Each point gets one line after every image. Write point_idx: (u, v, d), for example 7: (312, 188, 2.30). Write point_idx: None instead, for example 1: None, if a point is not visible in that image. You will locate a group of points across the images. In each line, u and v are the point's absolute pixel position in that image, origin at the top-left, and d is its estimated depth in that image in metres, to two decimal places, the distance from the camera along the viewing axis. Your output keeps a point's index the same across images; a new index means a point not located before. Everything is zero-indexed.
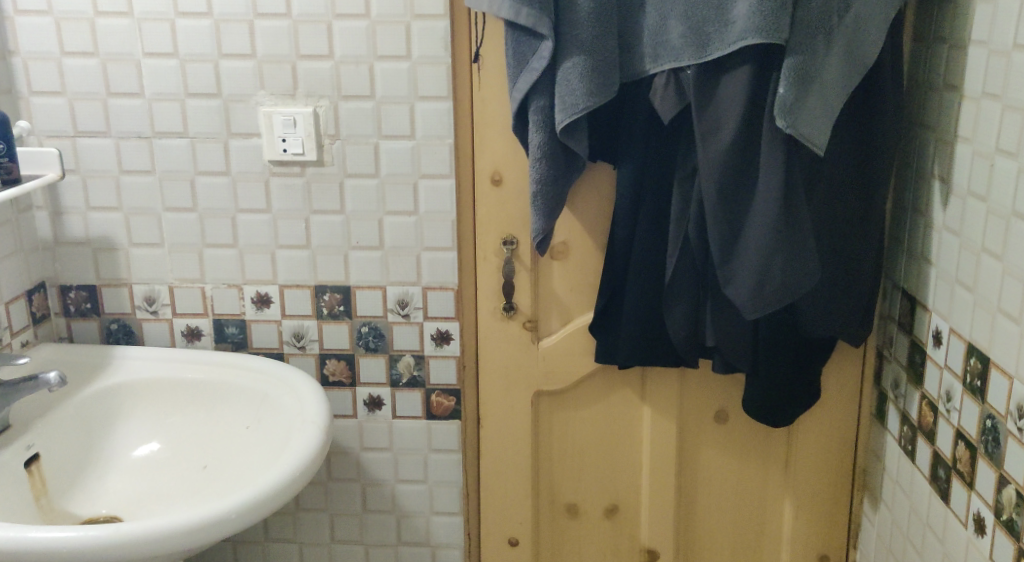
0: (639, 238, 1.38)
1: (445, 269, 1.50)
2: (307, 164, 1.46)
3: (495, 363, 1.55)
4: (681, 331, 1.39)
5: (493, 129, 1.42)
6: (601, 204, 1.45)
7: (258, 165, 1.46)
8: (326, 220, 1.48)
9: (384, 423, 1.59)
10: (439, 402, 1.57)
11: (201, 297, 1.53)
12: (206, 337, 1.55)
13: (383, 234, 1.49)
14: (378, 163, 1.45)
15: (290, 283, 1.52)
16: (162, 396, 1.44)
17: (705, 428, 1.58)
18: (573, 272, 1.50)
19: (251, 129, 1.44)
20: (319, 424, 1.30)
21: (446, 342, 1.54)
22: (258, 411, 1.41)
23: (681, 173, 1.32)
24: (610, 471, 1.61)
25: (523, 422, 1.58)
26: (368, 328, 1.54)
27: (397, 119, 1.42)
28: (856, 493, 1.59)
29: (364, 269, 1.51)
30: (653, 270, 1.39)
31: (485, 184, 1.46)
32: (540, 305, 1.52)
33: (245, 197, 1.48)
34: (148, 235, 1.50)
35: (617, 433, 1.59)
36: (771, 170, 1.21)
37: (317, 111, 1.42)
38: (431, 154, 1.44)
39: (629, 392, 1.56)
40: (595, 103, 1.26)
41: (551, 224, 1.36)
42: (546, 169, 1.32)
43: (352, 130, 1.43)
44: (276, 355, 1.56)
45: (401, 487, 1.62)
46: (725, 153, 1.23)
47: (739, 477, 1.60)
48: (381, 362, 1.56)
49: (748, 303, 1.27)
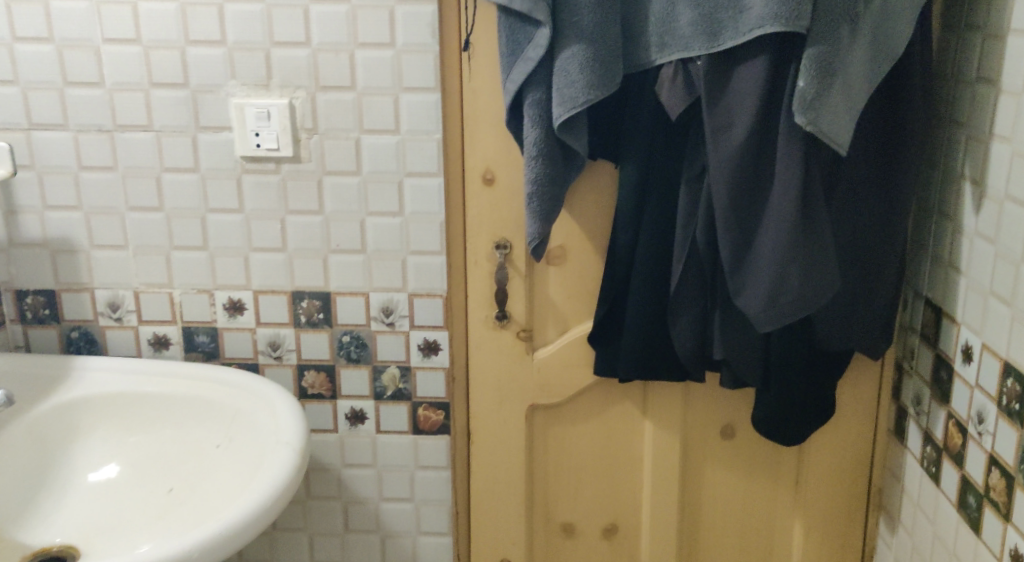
0: (642, 244, 1.27)
1: (432, 275, 1.39)
2: (282, 160, 1.34)
3: (486, 375, 1.45)
4: (686, 344, 1.28)
5: (486, 124, 1.32)
6: (601, 205, 1.35)
7: (229, 161, 1.34)
8: (304, 220, 1.37)
9: (368, 438, 1.48)
10: (426, 416, 1.46)
11: (170, 304, 1.42)
12: (175, 346, 1.44)
13: (366, 237, 1.38)
14: (360, 160, 1.34)
15: (265, 288, 1.41)
16: (123, 412, 1.33)
17: (711, 443, 1.48)
18: (571, 278, 1.39)
19: (221, 122, 1.32)
20: (295, 445, 1.18)
21: (434, 352, 1.43)
22: (229, 428, 1.29)
23: (689, 173, 1.21)
24: (609, 489, 1.51)
25: (516, 437, 1.48)
26: (350, 337, 1.43)
27: (380, 112, 1.31)
28: (871, 512, 1.49)
29: (345, 274, 1.40)
30: (658, 278, 1.28)
31: (476, 182, 1.35)
32: (534, 313, 1.42)
33: (216, 196, 1.36)
34: (111, 236, 1.39)
35: (617, 449, 1.48)
36: (788, 170, 1.10)
37: (293, 103, 1.31)
38: (417, 150, 1.32)
39: (630, 406, 1.46)
40: (596, 96, 1.15)
41: (548, 228, 1.25)
42: (542, 167, 1.21)
43: (332, 124, 1.32)
44: (250, 365, 1.45)
45: (386, 506, 1.51)
46: (738, 151, 1.12)
47: (747, 495, 1.50)
48: (364, 374, 1.45)
49: (761, 314, 1.16)
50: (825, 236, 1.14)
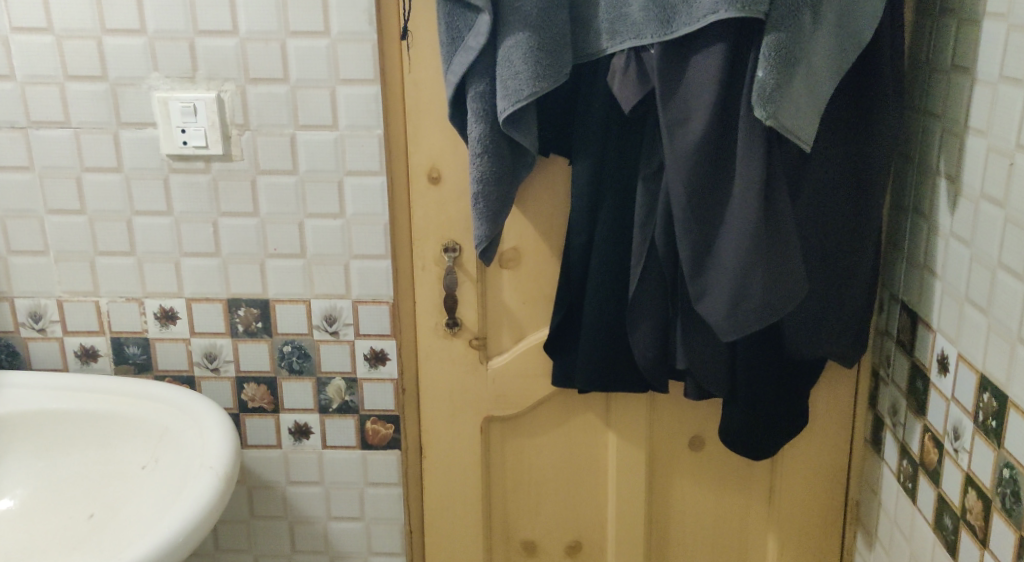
0: (598, 247, 1.17)
1: (377, 280, 1.29)
2: (212, 159, 1.24)
3: (438, 386, 1.36)
4: (646, 353, 1.19)
5: (430, 119, 1.22)
6: (556, 203, 1.25)
7: (154, 160, 1.25)
8: (238, 223, 1.28)
9: (314, 454, 1.39)
10: (375, 430, 1.37)
11: (96, 313, 1.32)
12: (104, 358, 1.35)
13: (305, 240, 1.28)
14: (296, 158, 1.24)
15: (199, 296, 1.32)
16: (42, 431, 1.23)
17: (678, 457, 1.38)
18: (526, 282, 1.30)
19: (144, 118, 1.22)
20: (219, 469, 1.08)
21: (381, 362, 1.34)
22: (156, 448, 1.20)
23: (645, 170, 1.12)
24: (571, 504, 1.42)
25: (470, 451, 1.39)
26: (291, 347, 1.34)
27: (316, 106, 1.21)
28: (848, 527, 1.38)
29: (284, 280, 1.30)
30: (615, 282, 1.19)
31: (422, 181, 1.25)
32: (488, 320, 1.32)
33: (142, 198, 1.26)
34: (30, 241, 1.29)
35: (578, 462, 1.40)
36: (748, 167, 1.01)
37: (222, 96, 1.21)
38: (357, 147, 1.23)
39: (591, 417, 1.37)
40: (542, 88, 1.06)
41: (496, 230, 1.16)
42: (488, 165, 1.12)
43: (264, 119, 1.22)
44: (186, 378, 1.36)
45: (335, 526, 1.42)
46: (695, 148, 1.03)
47: (717, 510, 1.41)
48: (308, 386, 1.36)
49: (722, 323, 1.08)
50: (790, 239, 1.05)
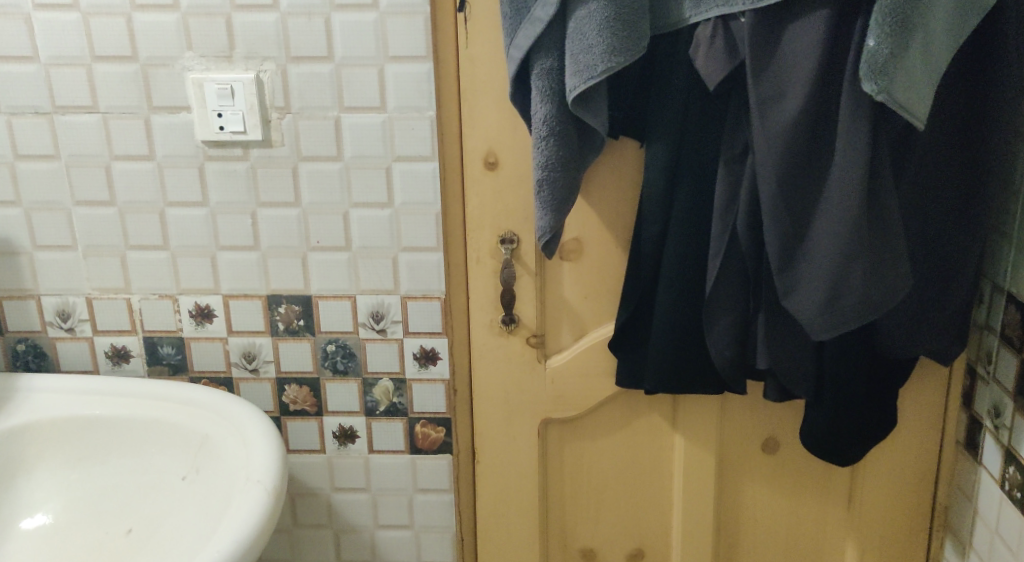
0: (673, 237, 1.07)
1: (427, 275, 1.20)
2: (250, 145, 1.15)
3: (492, 388, 1.27)
4: (724, 353, 1.09)
5: (487, 99, 1.13)
6: (623, 190, 1.16)
7: (188, 147, 1.15)
8: (278, 214, 1.18)
9: (359, 459, 1.31)
10: (425, 434, 1.29)
11: (128, 311, 1.24)
12: (136, 359, 1.26)
13: (350, 232, 1.19)
14: (341, 143, 1.15)
15: (236, 293, 1.23)
16: (74, 440, 1.15)
17: (750, 460, 1.29)
18: (589, 276, 1.20)
19: (178, 102, 1.13)
20: (267, 484, 0.99)
21: (432, 362, 1.25)
22: (196, 457, 1.11)
23: (728, 153, 1.02)
24: (634, 512, 1.33)
25: (526, 455, 1.30)
26: (335, 347, 1.25)
27: (363, 85, 1.12)
28: (935, 534, 1.28)
29: (328, 275, 1.21)
30: (691, 276, 1.09)
31: (477, 167, 1.16)
32: (547, 316, 1.23)
33: (176, 188, 1.17)
34: (57, 235, 1.20)
35: (642, 466, 1.30)
36: (851, 151, 0.92)
37: (261, 77, 1.12)
38: (407, 130, 1.13)
39: (656, 418, 1.28)
40: (617, 63, 0.96)
41: (561, 220, 1.07)
42: (554, 149, 1.03)
43: (306, 102, 1.13)
44: (223, 380, 1.27)
45: (382, 534, 1.34)
46: (789, 128, 0.93)
47: (791, 516, 1.31)
48: (353, 388, 1.27)
49: (814, 322, 0.98)
50: (895, 229, 0.95)
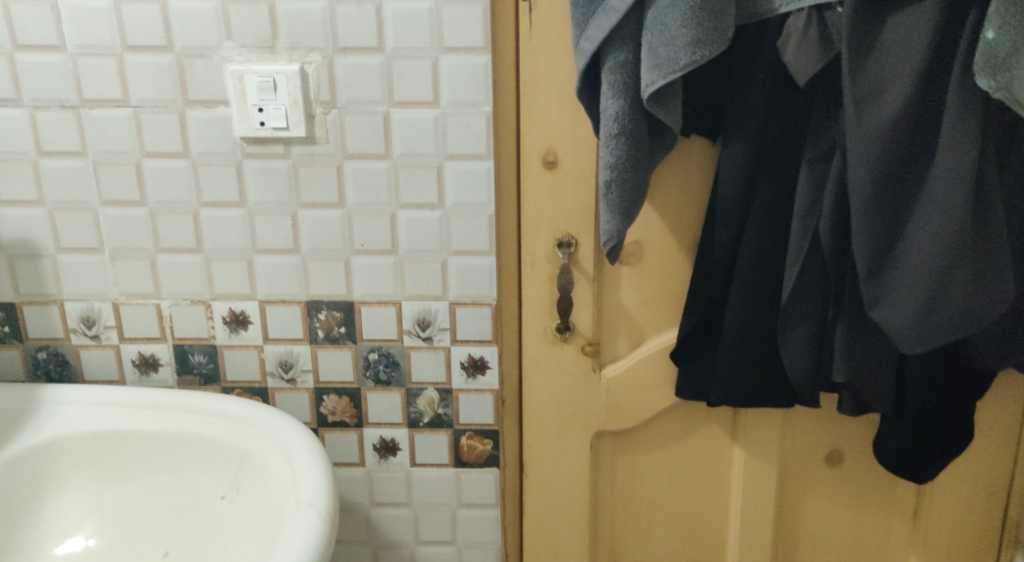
0: (750, 241, 1.02)
1: (479, 279, 1.13)
2: (292, 141, 1.08)
3: (544, 398, 1.20)
4: (800, 365, 1.03)
5: (547, 94, 1.07)
6: (689, 191, 1.10)
7: (226, 144, 1.08)
8: (320, 215, 1.11)
9: (401, 473, 1.23)
10: (471, 446, 1.21)
11: (158, 318, 1.16)
12: (165, 369, 1.18)
13: (397, 234, 1.12)
14: (389, 140, 1.07)
15: (273, 298, 1.15)
16: (104, 456, 1.08)
17: (813, 473, 1.23)
18: (650, 281, 1.14)
19: (215, 95, 1.06)
20: (320, 508, 0.92)
21: (481, 372, 1.18)
22: (235, 476, 1.05)
23: (811, 153, 0.97)
24: (688, 528, 1.26)
25: (578, 468, 1.23)
26: (378, 355, 1.18)
27: (415, 78, 1.05)
28: (1005, 549, 1.23)
29: (372, 280, 1.14)
30: (767, 282, 1.03)
31: (535, 166, 1.09)
32: (603, 323, 1.17)
33: (212, 187, 1.10)
34: (82, 237, 1.13)
35: (699, 478, 1.24)
36: (956, 151, 0.87)
37: (305, 69, 1.05)
38: (462, 126, 1.07)
39: (716, 429, 1.21)
40: (702, 57, 0.90)
41: (629, 224, 1.00)
42: (625, 148, 0.96)
43: (353, 95, 1.06)
44: (257, 390, 1.20)
45: (423, 551, 1.26)
46: (887, 128, 0.88)
47: (853, 532, 1.25)
48: (396, 398, 1.20)
49: (910, 333, 0.93)
50: (996, 236, 0.91)
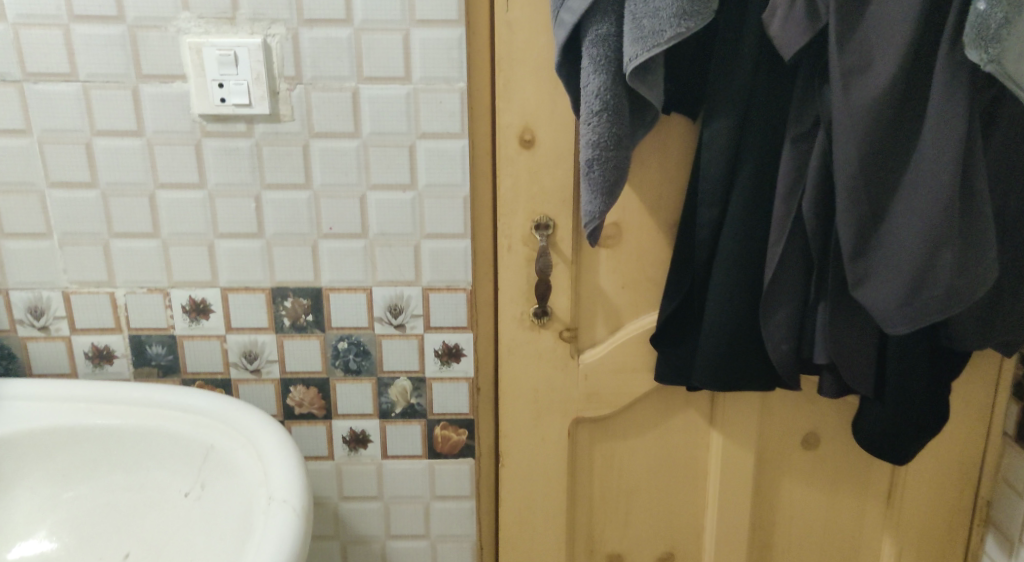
0: (732, 221, 1.00)
1: (453, 263, 1.09)
2: (255, 119, 1.03)
3: (520, 386, 1.16)
4: (782, 346, 1.02)
5: (525, 70, 1.03)
6: (668, 171, 1.07)
7: (183, 122, 1.02)
8: (285, 197, 1.06)
9: (372, 465, 1.18)
10: (445, 437, 1.18)
11: (112, 307, 1.10)
12: (121, 361, 1.12)
13: (367, 216, 1.07)
14: (359, 118, 1.03)
15: (236, 285, 1.10)
16: (57, 454, 1.02)
17: (791, 457, 1.21)
18: (628, 264, 1.11)
19: (171, 69, 1.00)
20: (294, 504, 0.88)
21: (455, 359, 1.14)
22: (201, 472, 1.00)
23: (795, 129, 0.96)
24: (666, 516, 1.24)
25: (554, 457, 1.20)
26: (348, 344, 1.13)
27: (385, 53, 1.01)
28: (976, 530, 1.23)
29: (340, 265, 1.09)
30: (749, 264, 1.01)
31: (511, 145, 1.05)
32: (580, 308, 1.14)
33: (169, 167, 1.04)
34: (27, 221, 1.05)
35: (676, 465, 1.22)
36: (944, 126, 0.87)
37: (268, 42, 1.00)
38: (435, 103, 1.03)
39: (693, 414, 1.19)
40: (688, 28, 0.88)
41: (611, 204, 0.97)
42: (607, 124, 0.93)
43: (320, 71, 1.01)
44: (219, 382, 1.14)
45: (395, 546, 1.22)
46: (872, 102, 0.88)
47: (829, 516, 1.24)
48: (367, 388, 1.15)
49: (897, 312, 0.92)
50: (982, 214, 0.90)
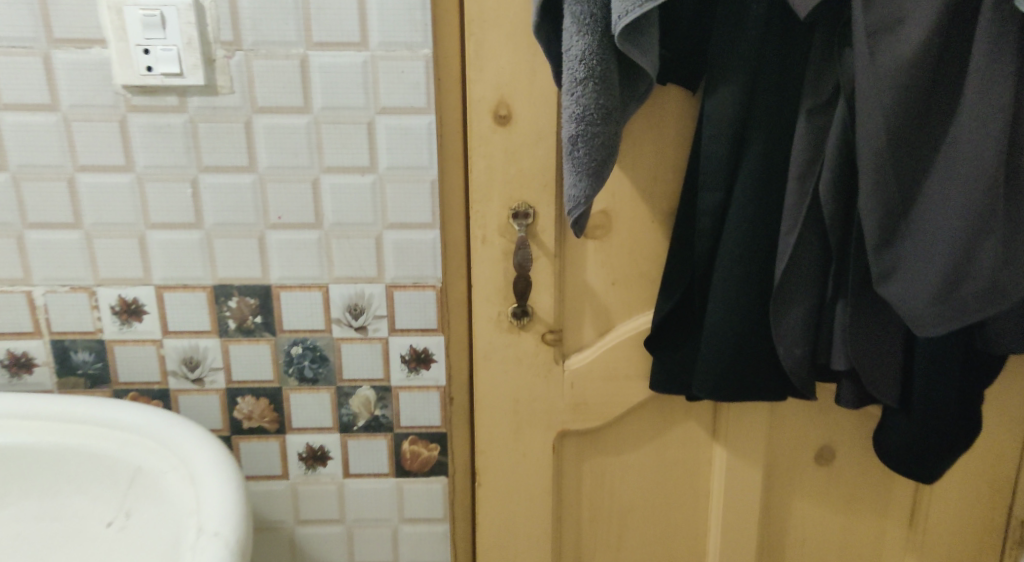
0: (739, 207, 0.87)
1: (420, 257, 0.96)
2: (188, 91, 0.89)
3: (498, 395, 1.03)
4: (795, 351, 0.89)
5: (499, 34, 0.90)
6: (664, 151, 0.94)
7: (105, 94, 0.89)
8: (225, 181, 0.92)
9: (332, 485, 1.05)
10: (414, 453, 1.04)
11: (30, 309, 0.96)
12: (43, 370, 0.98)
13: (321, 204, 0.94)
14: (309, 90, 0.90)
15: (172, 283, 0.96)
16: None
17: (803, 473, 1.09)
18: (619, 257, 0.98)
19: (89, 32, 0.87)
20: (228, 537, 0.75)
21: (424, 366, 1.01)
22: (126, 498, 0.87)
23: (810, 101, 0.83)
24: (663, 538, 1.11)
25: (537, 475, 1.06)
26: (302, 349, 1.00)
27: (338, 14, 0.88)
28: (1008, 552, 1.10)
29: (291, 260, 0.96)
30: (758, 256, 0.88)
31: (485, 122, 0.92)
32: (566, 307, 1.00)
33: (90, 147, 0.90)
34: None
35: (674, 483, 1.09)
36: (987, 94, 0.75)
37: (201, 1, 0.86)
38: (396, 72, 0.89)
39: (694, 426, 1.07)
40: None
41: (599, 188, 0.83)
42: (594, 94, 0.80)
43: (262, 35, 0.88)
44: (157, 393, 1.00)
45: None
46: (904, 65, 0.76)
47: (845, 539, 1.11)
48: (325, 399, 1.02)
49: (927, 311, 0.79)
50: None
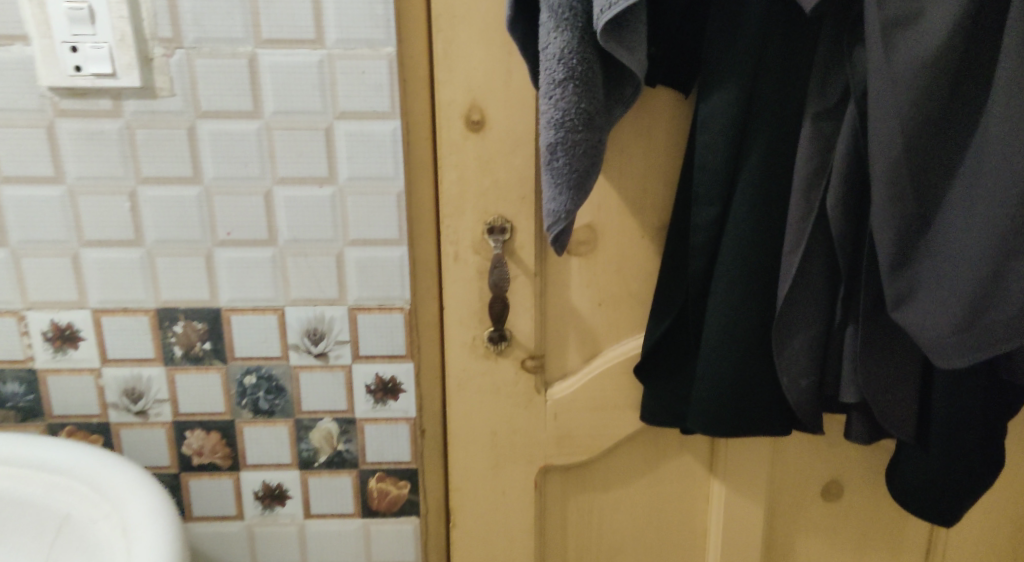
0: (738, 221, 0.78)
1: (385, 277, 0.87)
2: (122, 94, 0.80)
3: (474, 428, 0.94)
4: (800, 382, 0.80)
5: (470, 31, 0.81)
6: (654, 159, 0.85)
7: (31, 98, 0.80)
8: (167, 194, 0.83)
9: (292, 527, 0.95)
10: (383, 491, 0.95)
11: None
12: None
13: (275, 218, 0.84)
14: (258, 92, 0.81)
15: (110, 306, 0.87)
16: None
17: (809, 510, 0.99)
18: (606, 276, 0.89)
19: (10, 28, 0.78)
20: None
21: (392, 396, 0.91)
22: (53, 551, 0.77)
23: (816, 105, 0.75)
24: None
25: (518, 514, 0.97)
26: (257, 378, 0.90)
27: (290, 8, 0.79)
28: None
29: (243, 280, 0.86)
30: (759, 276, 0.79)
31: (456, 127, 0.83)
32: (548, 330, 0.91)
33: (15, 156, 0.81)
34: None
35: (669, 521, 0.99)
36: (1015, 98, 0.66)
37: None
38: (356, 72, 0.81)
39: (689, 460, 0.97)
40: None
41: (581, 202, 0.75)
42: (574, 97, 0.71)
43: (205, 32, 0.79)
44: (96, 428, 0.91)
45: None
46: (922, 65, 0.67)
47: None
48: (282, 433, 0.92)
49: (951, 340, 0.70)
50: None
